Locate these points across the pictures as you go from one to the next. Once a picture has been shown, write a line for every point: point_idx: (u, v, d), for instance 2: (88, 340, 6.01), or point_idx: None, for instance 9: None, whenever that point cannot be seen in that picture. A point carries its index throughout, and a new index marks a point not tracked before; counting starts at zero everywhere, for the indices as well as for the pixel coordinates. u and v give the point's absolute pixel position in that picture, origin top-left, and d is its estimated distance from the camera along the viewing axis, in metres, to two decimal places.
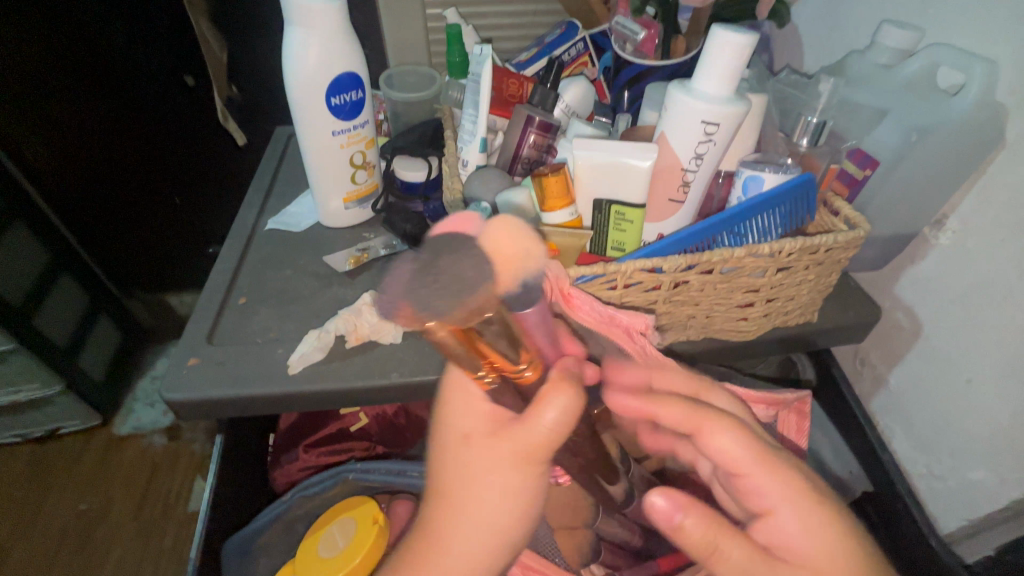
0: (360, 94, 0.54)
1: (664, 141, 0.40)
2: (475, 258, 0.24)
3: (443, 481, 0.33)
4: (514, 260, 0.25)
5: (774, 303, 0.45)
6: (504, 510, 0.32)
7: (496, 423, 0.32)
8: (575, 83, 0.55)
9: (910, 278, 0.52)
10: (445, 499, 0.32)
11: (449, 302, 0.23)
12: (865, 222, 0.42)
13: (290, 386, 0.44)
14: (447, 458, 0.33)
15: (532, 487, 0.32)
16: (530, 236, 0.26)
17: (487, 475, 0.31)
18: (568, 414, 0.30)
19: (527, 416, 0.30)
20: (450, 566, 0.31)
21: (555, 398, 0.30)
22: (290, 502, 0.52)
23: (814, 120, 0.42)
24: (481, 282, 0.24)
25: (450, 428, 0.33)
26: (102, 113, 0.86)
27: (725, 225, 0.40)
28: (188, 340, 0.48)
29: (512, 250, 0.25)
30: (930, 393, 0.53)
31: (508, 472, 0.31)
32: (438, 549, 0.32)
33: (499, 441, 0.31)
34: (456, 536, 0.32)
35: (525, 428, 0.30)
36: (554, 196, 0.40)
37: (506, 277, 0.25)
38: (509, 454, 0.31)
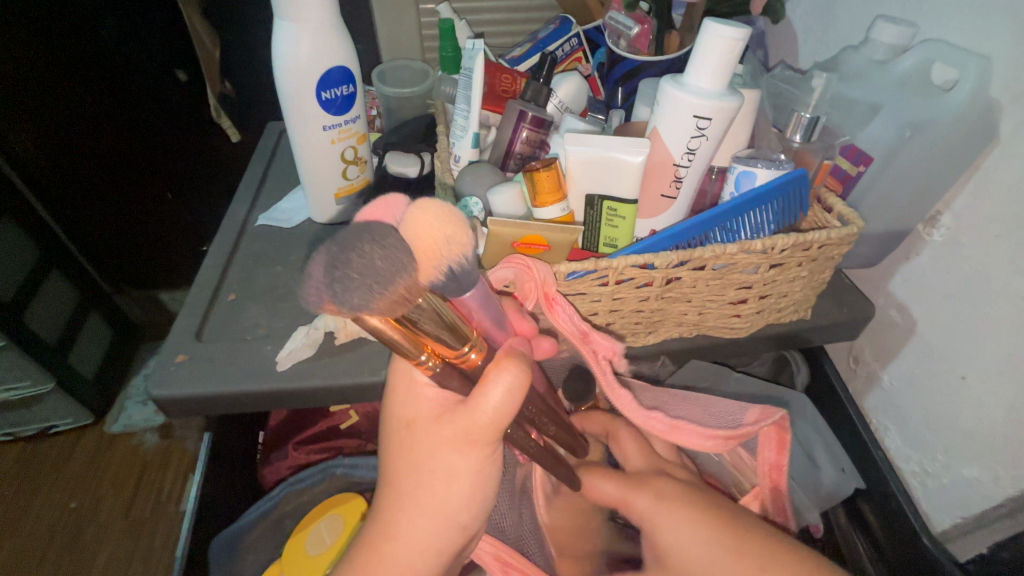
0: (350, 89, 0.53)
1: (657, 137, 0.40)
2: (393, 249, 0.25)
3: (394, 466, 0.33)
4: (433, 247, 0.27)
5: (767, 300, 0.45)
6: (451, 492, 0.32)
7: (443, 405, 0.32)
8: (569, 78, 0.55)
9: (904, 275, 0.52)
10: (395, 484, 0.33)
11: (364, 290, 0.25)
12: (858, 217, 0.42)
13: (280, 383, 0.44)
14: (397, 443, 0.33)
15: (482, 469, 0.32)
16: (451, 222, 0.27)
17: (432, 459, 0.32)
18: (511, 393, 0.29)
19: (471, 397, 0.29)
20: (401, 547, 0.32)
21: (498, 377, 0.29)
22: (277, 498, 0.52)
23: (808, 115, 0.41)
24: (399, 272, 0.25)
25: (400, 413, 0.33)
26: (91, 108, 0.84)
27: (717, 221, 0.40)
28: (176, 337, 0.47)
29: (431, 238, 0.26)
30: (923, 390, 0.53)
31: (451, 454, 0.31)
32: (391, 533, 0.32)
33: (443, 424, 0.31)
34: (406, 519, 0.32)
35: (466, 410, 0.30)
36: (546, 190, 0.40)
37: (427, 265, 0.26)
38: (453, 437, 0.31)
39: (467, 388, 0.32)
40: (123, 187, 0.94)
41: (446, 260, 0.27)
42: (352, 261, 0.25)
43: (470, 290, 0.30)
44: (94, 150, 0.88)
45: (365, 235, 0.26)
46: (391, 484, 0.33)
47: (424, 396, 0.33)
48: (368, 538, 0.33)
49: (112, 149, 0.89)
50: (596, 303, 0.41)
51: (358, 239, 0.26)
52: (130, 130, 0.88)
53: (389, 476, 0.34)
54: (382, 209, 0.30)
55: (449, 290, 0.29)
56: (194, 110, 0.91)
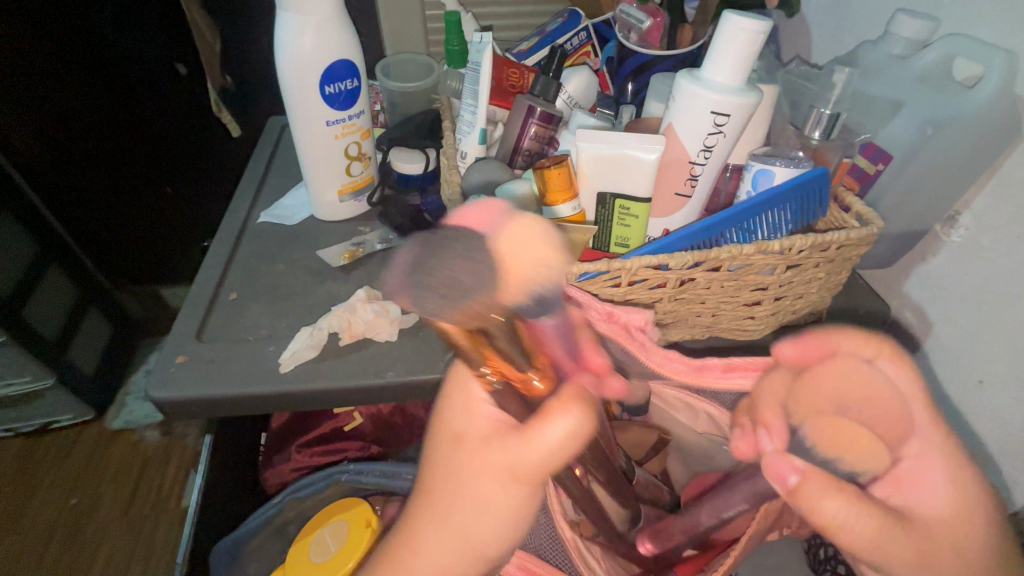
0: (354, 83, 0.52)
1: (672, 133, 0.39)
2: (480, 260, 0.20)
3: (431, 477, 0.30)
4: (524, 269, 0.21)
5: (782, 302, 0.44)
6: (487, 523, 0.29)
7: (492, 426, 0.29)
8: (578, 73, 0.53)
9: (920, 276, 0.51)
10: (428, 500, 0.30)
11: (440, 301, 0.20)
12: (877, 217, 0.41)
13: (283, 385, 0.43)
14: (439, 453, 0.30)
15: (523, 503, 0.29)
16: (544, 247, 0.22)
17: (471, 486, 0.29)
18: (573, 437, 0.27)
19: (530, 430, 0.28)
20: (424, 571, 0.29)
21: (564, 418, 0.27)
22: (281, 504, 0.52)
23: (828, 112, 0.40)
24: (480, 289, 0.20)
25: (449, 423, 0.30)
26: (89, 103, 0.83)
27: (735, 221, 0.39)
28: (177, 336, 0.46)
29: (522, 259, 0.21)
30: (938, 394, 0.52)
31: (495, 481, 0.28)
32: (418, 547, 0.30)
33: (492, 445, 0.28)
34: (432, 542, 0.30)
35: (524, 440, 0.27)
36: (557, 189, 0.39)
37: (512, 289, 0.21)
38: (501, 467, 0.28)
39: (524, 415, 0.29)
40: (124, 183, 0.93)
41: (534, 286, 0.22)
42: (434, 256, 0.20)
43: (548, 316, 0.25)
44: (92, 145, 0.87)
45: (466, 236, 0.21)
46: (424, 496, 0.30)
47: (476, 410, 0.30)
48: (393, 548, 0.31)
49: (111, 145, 0.88)
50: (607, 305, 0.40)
51: (448, 241, 0.21)
52: (129, 125, 0.87)
53: (424, 486, 0.31)
54: (487, 211, 0.23)
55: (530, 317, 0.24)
56: (192, 103, 0.89)
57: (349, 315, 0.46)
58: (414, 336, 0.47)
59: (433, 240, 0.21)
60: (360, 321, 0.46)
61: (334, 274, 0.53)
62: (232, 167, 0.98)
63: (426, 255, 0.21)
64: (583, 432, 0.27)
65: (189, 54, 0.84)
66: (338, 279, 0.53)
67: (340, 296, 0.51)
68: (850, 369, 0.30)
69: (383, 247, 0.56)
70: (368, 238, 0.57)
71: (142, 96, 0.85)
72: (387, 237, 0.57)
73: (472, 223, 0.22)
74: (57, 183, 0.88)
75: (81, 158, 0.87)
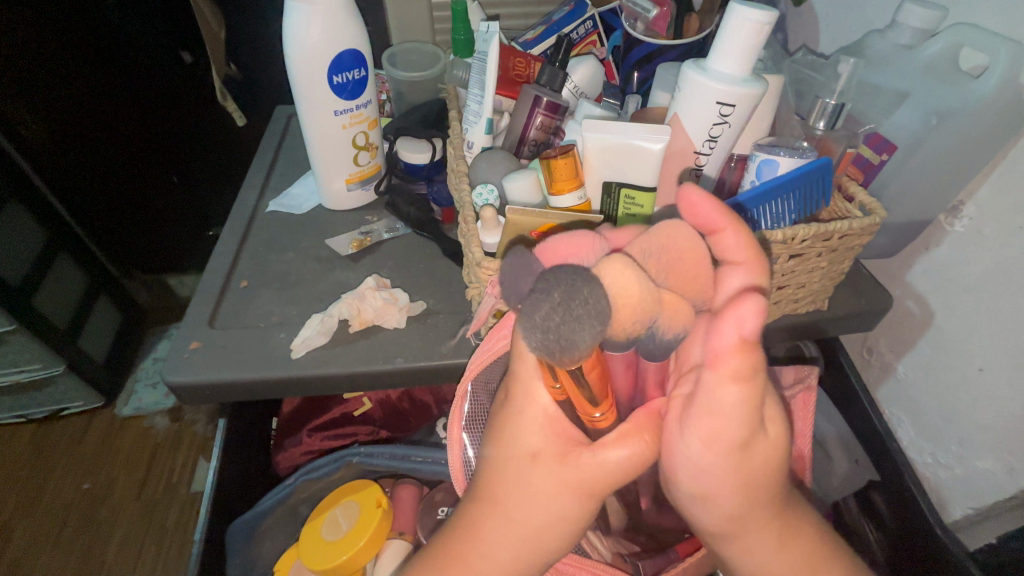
0: (362, 73, 0.52)
1: (677, 123, 0.39)
2: (585, 293, 0.22)
3: (494, 483, 0.29)
4: (632, 306, 0.23)
5: (784, 291, 0.44)
6: (550, 534, 0.28)
7: (562, 444, 0.27)
8: (583, 63, 0.53)
9: (923, 266, 0.52)
10: (490, 501, 0.29)
11: (547, 331, 0.22)
12: (880, 208, 0.41)
13: (295, 370, 0.44)
14: (506, 468, 0.29)
15: (584, 520, 0.29)
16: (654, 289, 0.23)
17: (536, 496, 0.28)
18: (639, 461, 0.26)
19: (599, 449, 0.26)
20: (485, 569, 0.30)
21: (633, 443, 0.26)
22: (294, 486, 0.51)
23: (833, 102, 0.40)
24: (590, 322, 0.22)
25: (519, 440, 0.28)
26: (98, 93, 0.85)
27: (737, 211, 0.39)
28: (190, 322, 0.47)
29: (639, 299, 0.23)
30: (939, 383, 0.52)
31: (562, 501, 0.27)
32: (485, 553, 0.29)
33: (563, 469, 0.27)
34: (494, 542, 0.29)
35: (593, 463, 0.26)
36: (563, 178, 0.40)
37: (622, 325, 0.23)
38: (570, 483, 0.27)
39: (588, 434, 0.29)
40: (131, 172, 0.94)
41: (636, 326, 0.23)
42: (553, 304, 0.21)
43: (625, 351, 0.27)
44: (100, 135, 0.88)
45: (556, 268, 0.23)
46: (487, 503, 0.30)
47: (548, 430, 0.28)
48: (454, 543, 0.31)
49: (119, 135, 0.89)
50: None
51: (553, 276, 0.22)
52: (136, 115, 0.88)
53: (489, 495, 0.29)
54: (571, 243, 0.27)
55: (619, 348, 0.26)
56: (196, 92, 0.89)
57: (357, 302, 0.47)
58: (421, 323, 0.48)
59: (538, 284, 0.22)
60: (369, 308, 0.47)
61: (343, 262, 0.54)
62: (237, 156, 0.99)
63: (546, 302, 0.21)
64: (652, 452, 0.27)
65: (191, 39, 0.82)
66: (346, 268, 0.54)
67: (349, 284, 0.52)
68: (680, 232, 0.25)
69: (390, 236, 0.57)
70: (376, 227, 0.58)
71: (148, 86, 0.86)
72: (394, 227, 0.58)
73: (572, 255, 0.26)
74: (66, 174, 0.89)
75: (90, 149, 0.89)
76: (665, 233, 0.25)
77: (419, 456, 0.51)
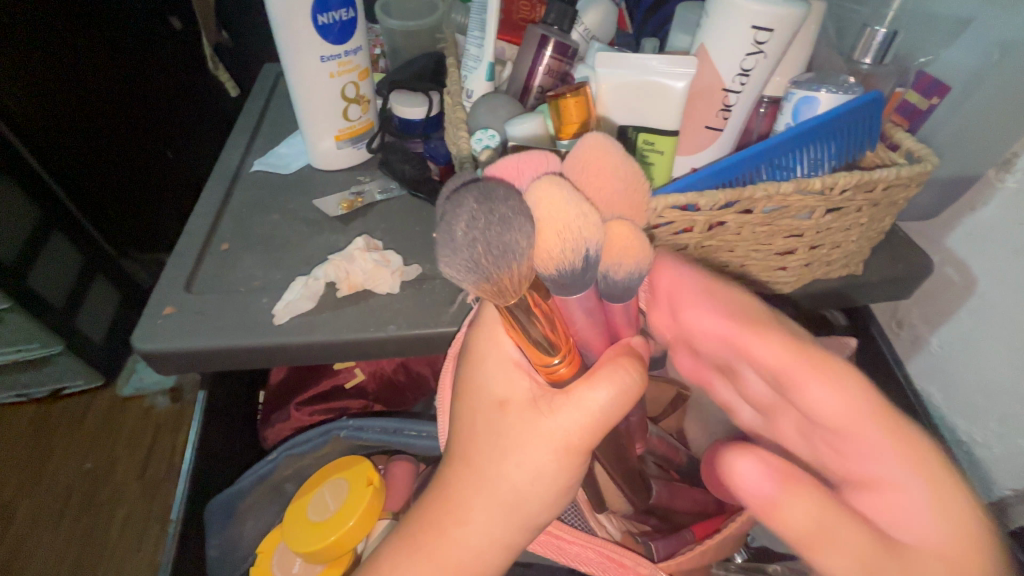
0: (350, 14, 0.47)
1: (704, 55, 0.34)
2: (499, 217, 0.24)
3: (473, 443, 0.27)
4: (553, 230, 0.24)
5: (818, 250, 0.40)
6: (533, 499, 0.26)
7: (532, 392, 0.27)
8: (596, 3, 0.48)
9: (967, 227, 0.47)
10: (468, 463, 0.27)
11: (465, 250, 0.24)
12: (933, 153, 0.36)
13: (278, 337, 0.40)
14: (475, 424, 0.28)
15: (569, 484, 0.27)
16: (580, 207, 0.24)
17: (518, 452, 0.26)
18: (622, 397, 0.25)
19: (576, 388, 0.26)
20: (461, 544, 0.26)
21: (613, 375, 0.26)
22: (277, 461, 0.48)
23: (883, 30, 0.35)
24: (510, 244, 0.24)
25: (487, 390, 0.28)
26: (85, 62, 0.79)
27: (770, 156, 0.34)
28: (165, 286, 0.43)
29: (557, 219, 0.24)
30: (979, 357, 0.48)
31: (546, 455, 0.25)
32: (460, 522, 0.26)
33: (538, 414, 0.26)
34: (473, 511, 0.26)
35: (568, 403, 0.25)
36: (573, 121, 0.35)
37: (545, 247, 0.24)
38: (553, 433, 0.25)
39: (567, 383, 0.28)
40: (124, 145, 0.89)
41: (559, 249, 0.24)
42: (473, 218, 0.24)
43: (578, 292, 0.27)
44: (83, 103, 0.82)
45: (490, 192, 0.25)
46: (460, 466, 0.27)
47: (519, 379, 0.27)
48: (425, 515, 0.27)
49: (103, 101, 0.83)
50: None
51: (482, 200, 0.24)
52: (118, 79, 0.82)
53: (461, 459, 0.27)
54: (522, 163, 0.27)
55: (561, 286, 0.26)
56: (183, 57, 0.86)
57: (346, 265, 0.43)
58: (416, 288, 0.44)
59: (459, 201, 0.25)
60: (358, 271, 0.43)
61: (331, 224, 0.50)
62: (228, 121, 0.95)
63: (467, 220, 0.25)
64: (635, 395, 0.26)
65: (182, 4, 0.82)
66: (336, 230, 0.49)
67: (338, 247, 0.48)
68: (597, 150, 0.26)
69: (383, 197, 0.53)
70: (368, 188, 0.54)
71: (130, 46, 0.81)
72: (388, 187, 0.53)
73: (514, 177, 0.27)
74: (52, 148, 0.83)
75: (72, 117, 0.82)
76: (594, 151, 0.26)
77: (413, 431, 0.48)
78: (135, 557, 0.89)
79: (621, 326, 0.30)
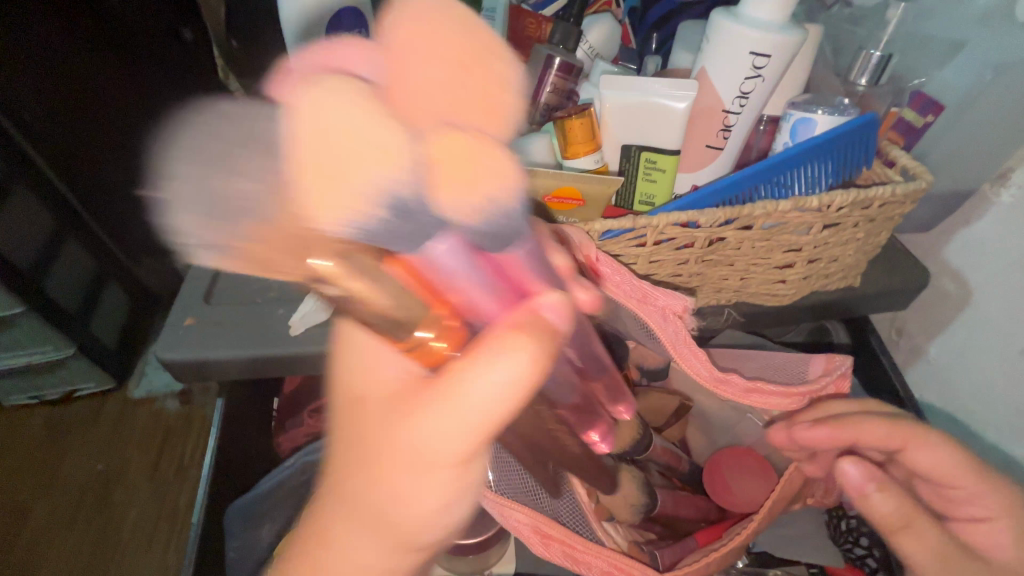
0: (362, 33, 0.49)
1: (705, 78, 0.36)
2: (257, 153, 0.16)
3: (345, 456, 0.24)
4: (350, 141, 0.16)
5: (815, 264, 0.41)
6: (418, 505, 0.24)
7: (404, 391, 0.24)
8: (599, 22, 0.50)
9: (962, 240, 0.48)
10: (340, 478, 0.24)
11: (202, 209, 0.16)
12: (927, 172, 0.38)
13: (294, 347, 0.42)
14: (348, 434, 0.25)
15: (463, 487, 0.25)
16: (369, 101, 0.16)
17: (396, 457, 0.23)
18: (517, 382, 0.22)
19: (462, 376, 0.22)
20: (344, 565, 0.24)
21: (508, 356, 0.22)
22: (293, 468, 0.52)
23: (878, 54, 0.36)
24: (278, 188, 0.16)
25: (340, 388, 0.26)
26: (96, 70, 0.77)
27: (767, 174, 0.36)
28: (185, 297, 0.45)
29: (336, 123, 0.16)
30: (976, 366, 0.49)
31: (427, 457, 0.23)
32: (340, 551, 0.24)
33: (406, 414, 0.23)
34: (353, 529, 0.24)
35: (442, 396, 0.22)
36: (579, 141, 0.37)
37: (308, 164, 0.15)
38: (433, 432, 0.23)
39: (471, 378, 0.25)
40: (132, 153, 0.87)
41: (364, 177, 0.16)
42: (193, 155, 0.15)
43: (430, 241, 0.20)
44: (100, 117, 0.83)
45: (222, 115, 0.16)
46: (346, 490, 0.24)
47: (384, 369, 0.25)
48: (300, 541, 0.25)
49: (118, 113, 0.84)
50: (631, 265, 0.38)
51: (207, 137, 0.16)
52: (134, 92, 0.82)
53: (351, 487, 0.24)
54: (332, 55, 0.20)
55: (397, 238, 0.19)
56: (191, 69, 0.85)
57: None
58: None
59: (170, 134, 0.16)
60: None
61: None
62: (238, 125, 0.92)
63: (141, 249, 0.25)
64: (530, 376, 0.23)
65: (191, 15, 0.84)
66: None
67: None
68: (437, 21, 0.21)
69: None
70: None
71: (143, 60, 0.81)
72: None
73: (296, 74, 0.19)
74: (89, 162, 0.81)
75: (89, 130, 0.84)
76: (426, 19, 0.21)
77: None
78: (146, 559, 0.91)
79: (514, 278, 0.23)
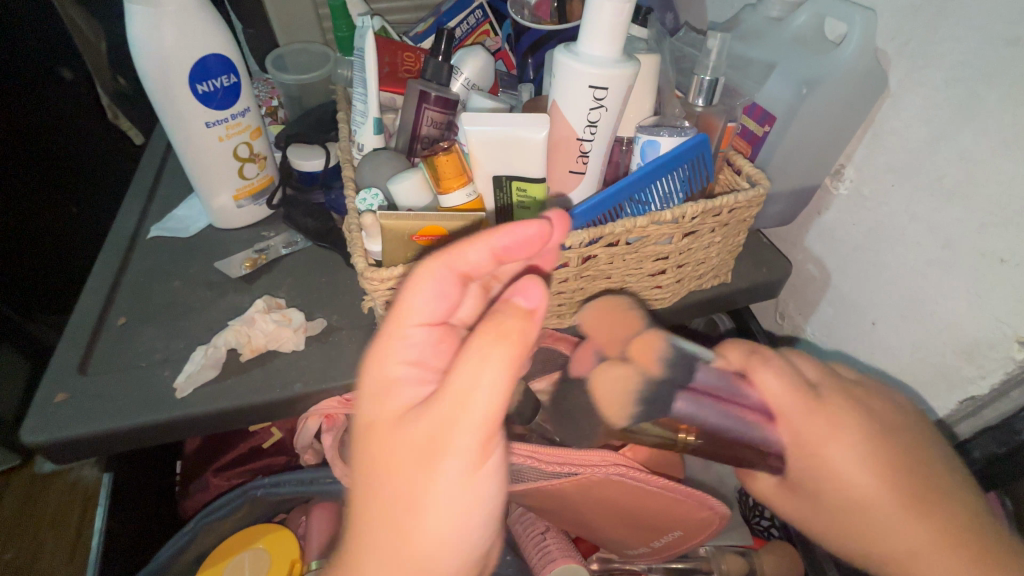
0: (232, 79, 0.48)
1: (557, 112, 0.38)
2: None
3: (388, 416, 0.27)
4: None
5: (685, 268, 0.45)
6: (399, 394, 0.27)
7: (403, 403, 0.27)
8: (473, 55, 0.51)
9: (819, 229, 0.54)
10: (399, 440, 0.26)
11: None
12: (764, 178, 0.42)
13: (181, 410, 0.40)
14: (385, 444, 0.26)
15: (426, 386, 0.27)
16: None
17: (401, 390, 0.27)
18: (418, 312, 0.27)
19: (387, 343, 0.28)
20: (414, 441, 0.26)
21: (408, 327, 0.27)
22: (194, 531, 0.44)
23: (708, 78, 0.41)
24: None
25: (367, 403, 0.28)
26: None
27: (628, 193, 0.39)
28: (54, 372, 0.42)
29: None
30: (842, 339, 0.55)
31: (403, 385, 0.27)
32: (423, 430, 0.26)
33: (412, 419, 0.26)
34: (395, 451, 0.26)
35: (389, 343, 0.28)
36: (450, 175, 0.39)
37: None
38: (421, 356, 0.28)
39: (429, 386, 0.27)
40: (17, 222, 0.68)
41: None
42: None
43: None
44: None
45: None
46: (448, 396, 0.25)
47: (442, 271, 0.27)
48: (415, 437, 0.26)
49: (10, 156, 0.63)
50: None
51: None
52: (7, 128, 0.64)
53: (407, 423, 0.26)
54: None
55: None
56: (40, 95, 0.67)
57: (247, 329, 0.44)
58: (322, 342, 0.45)
59: None
60: (260, 334, 0.44)
61: (235, 285, 0.50)
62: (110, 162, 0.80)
63: (100, 409, 0.40)
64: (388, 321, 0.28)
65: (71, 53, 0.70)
66: (240, 290, 0.50)
67: (242, 308, 0.48)
68: None
69: (288, 251, 0.53)
70: (272, 243, 0.54)
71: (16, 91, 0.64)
72: (292, 241, 0.54)
73: None
74: None
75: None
76: None
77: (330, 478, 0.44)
78: None
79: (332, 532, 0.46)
